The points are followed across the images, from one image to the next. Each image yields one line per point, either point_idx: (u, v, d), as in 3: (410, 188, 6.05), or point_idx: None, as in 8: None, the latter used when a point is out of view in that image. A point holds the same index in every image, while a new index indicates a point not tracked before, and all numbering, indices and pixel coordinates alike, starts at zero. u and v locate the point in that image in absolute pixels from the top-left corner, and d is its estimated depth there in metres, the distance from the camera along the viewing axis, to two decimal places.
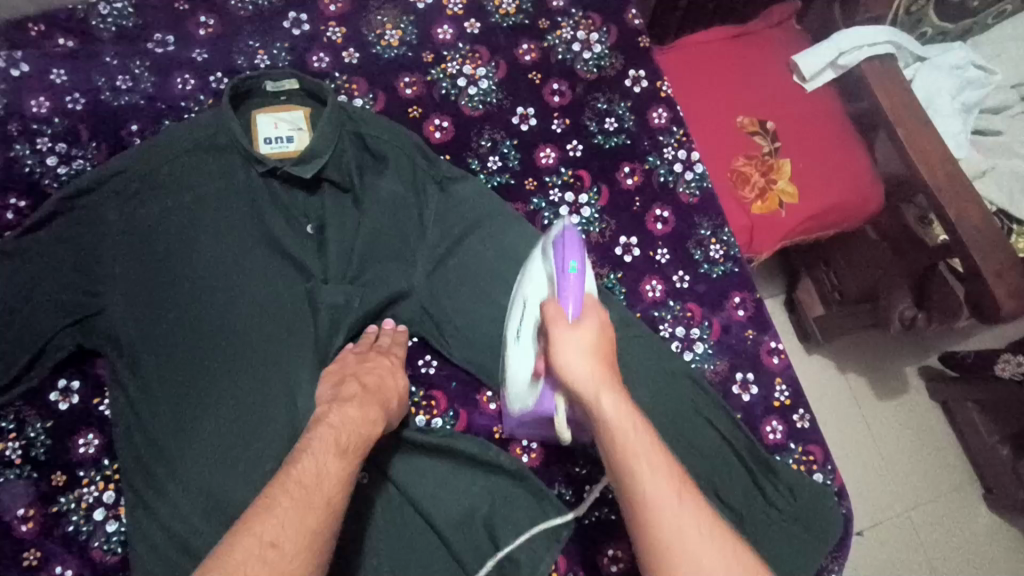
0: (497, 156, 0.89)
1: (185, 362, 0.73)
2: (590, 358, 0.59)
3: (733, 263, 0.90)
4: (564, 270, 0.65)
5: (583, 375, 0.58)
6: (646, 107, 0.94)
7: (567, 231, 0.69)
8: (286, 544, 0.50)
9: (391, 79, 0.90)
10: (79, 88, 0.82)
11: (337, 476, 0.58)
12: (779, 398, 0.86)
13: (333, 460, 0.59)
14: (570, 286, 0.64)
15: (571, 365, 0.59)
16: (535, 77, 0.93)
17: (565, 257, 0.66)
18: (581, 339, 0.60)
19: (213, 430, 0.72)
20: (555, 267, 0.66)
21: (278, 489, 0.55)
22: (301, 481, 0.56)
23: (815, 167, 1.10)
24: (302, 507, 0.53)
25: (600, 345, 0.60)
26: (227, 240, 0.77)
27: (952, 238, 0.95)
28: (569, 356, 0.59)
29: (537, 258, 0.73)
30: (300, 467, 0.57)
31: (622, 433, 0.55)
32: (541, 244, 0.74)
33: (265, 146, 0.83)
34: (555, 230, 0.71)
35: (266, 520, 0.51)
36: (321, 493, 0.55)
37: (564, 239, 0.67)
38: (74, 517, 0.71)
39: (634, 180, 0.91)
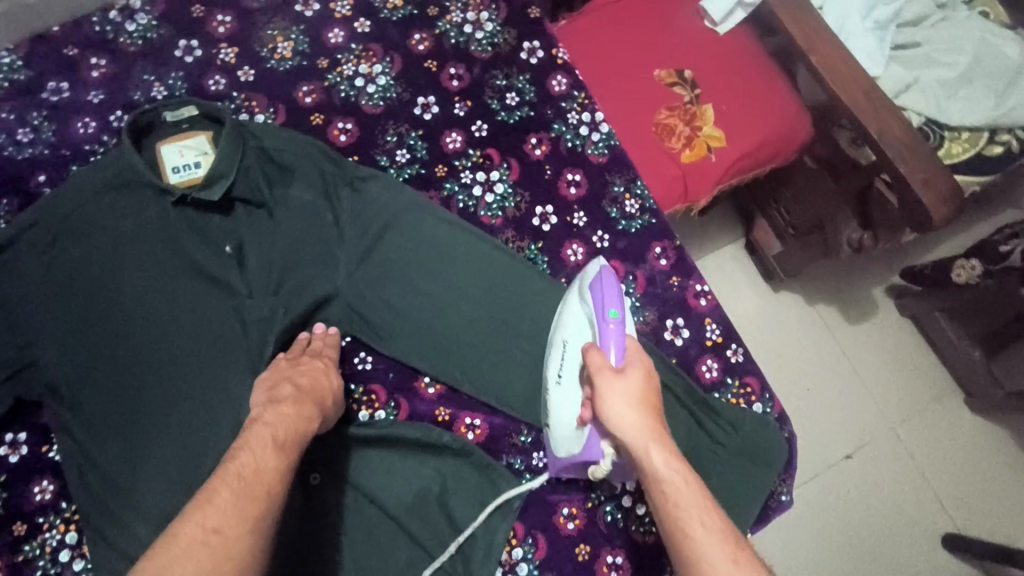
0: (404, 149, 0.91)
1: (126, 399, 0.75)
2: (636, 408, 0.63)
3: (650, 214, 0.92)
4: (604, 318, 0.72)
5: (632, 427, 0.62)
6: (545, 76, 0.96)
7: (604, 276, 0.76)
8: (228, 531, 0.51)
9: (290, 90, 0.92)
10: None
11: (275, 467, 0.59)
12: (711, 337, 0.89)
13: (270, 454, 0.60)
14: (614, 333, 0.71)
15: (619, 415, 0.63)
16: (431, 64, 0.95)
17: (605, 304, 0.73)
18: (626, 388, 0.64)
19: (162, 458, 0.74)
20: (596, 314, 0.73)
21: (216, 484, 0.55)
22: (239, 474, 0.56)
23: (740, 107, 1.08)
24: (242, 499, 0.54)
25: (644, 395, 0.64)
26: (150, 273, 0.79)
27: (879, 154, 0.97)
28: (616, 405, 0.63)
29: (572, 302, 0.80)
30: (238, 461, 0.58)
31: (672, 489, 0.58)
32: (577, 286, 0.81)
33: (174, 175, 0.83)
34: (589, 271, 0.80)
35: (206, 510, 0.52)
36: (261, 483, 0.56)
37: (602, 284, 0.76)
38: (40, 562, 0.73)
39: (542, 150, 0.93)
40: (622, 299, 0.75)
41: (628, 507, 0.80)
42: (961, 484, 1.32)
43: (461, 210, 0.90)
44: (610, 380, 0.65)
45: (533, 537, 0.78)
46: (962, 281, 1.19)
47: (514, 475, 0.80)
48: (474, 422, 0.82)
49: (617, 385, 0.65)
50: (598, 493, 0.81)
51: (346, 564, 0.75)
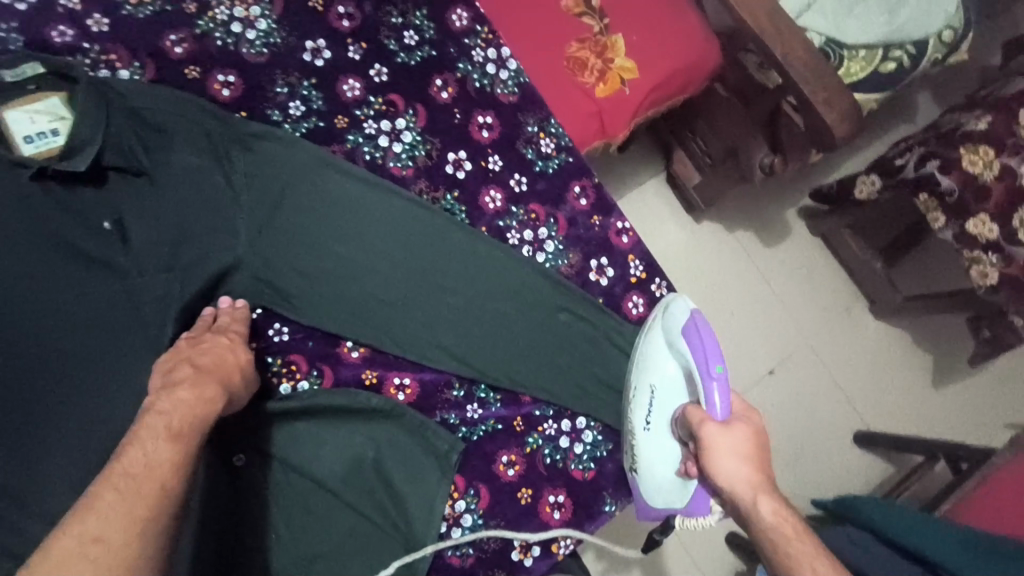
0: (298, 101, 0.83)
1: (4, 402, 0.67)
2: (743, 459, 0.67)
3: (567, 154, 0.90)
4: (709, 374, 0.72)
5: (738, 479, 0.66)
6: (444, 11, 0.91)
7: (699, 324, 0.77)
8: (113, 538, 0.46)
9: (155, 39, 0.81)
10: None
11: (170, 460, 0.54)
12: (635, 274, 0.89)
13: (166, 445, 0.55)
14: (718, 388, 0.72)
15: (727, 467, 0.67)
16: (317, 3, 0.86)
17: (708, 360, 0.73)
18: (733, 441, 0.68)
19: (58, 460, 0.68)
20: (700, 371, 0.73)
21: (102, 487, 0.50)
22: (127, 474, 0.51)
23: (647, 36, 1.05)
24: (130, 499, 0.49)
25: (751, 447, 0.68)
26: (9, 257, 0.68)
27: (785, 78, 0.98)
28: (723, 456, 0.68)
29: (658, 345, 0.82)
30: (127, 459, 0.53)
31: (780, 541, 0.62)
32: (662, 325, 0.82)
33: (29, 146, 0.73)
34: (679, 315, 0.80)
35: (88, 517, 0.47)
36: (153, 480, 0.52)
37: (701, 333, 0.76)
38: None
39: (450, 92, 0.88)
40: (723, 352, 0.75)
41: (565, 447, 0.82)
42: (870, 386, 1.44)
43: (369, 162, 0.84)
44: (716, 431, 0.69)
45: (474, 488, 0.78)
46: (863, 197, 1.24)
47: (450, 430, 0.79)
48: (403, 381, 0.80)
49: (726, 438, 0.68)
50: (536, 436, 0.81)
51: (284, 542, 0.73)
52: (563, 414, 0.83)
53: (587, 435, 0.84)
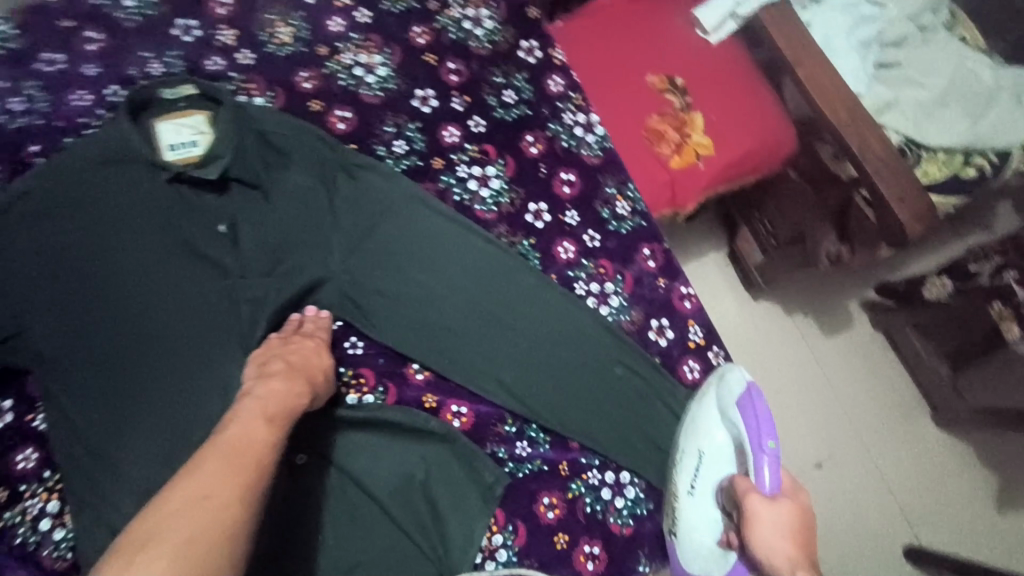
0: (402, 140, 0.92)
1: (115, 373, 0.76)
2: (786, 536, 0.68)
3: (639, 217, 0.95)
4: (762, 448, 0.73)
5: (778, 554, 0.67)
6: (542, 76, 1.00)
7: (755, 395, 0.78)
8: (218, 497, 0.52)
9: (289, 74, 0.92)
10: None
11: (265, 440, 0.60)
12: (694, 339, 0.91)
13: (263, 427, 0.61)
14: (769, 463, 0.73)
15: (768, 540, 0.68)
16: (431, 58, 0.97)
17: (762, 433, 0.74)
18: (778, 517, 0.68)
19: (147, 431, 0.75)
20: (752, 443, 0.74)
21: (209, 453, 0.56)
22: (229, 445, 0.57)
23: (727, 117, 1.11)
24: (232, 465, 0.55)
25: (795, 527, 0.68)
26: (144, 247, 0.79)
27: (860, 172, 1.00)
28: (765, 529, 0.68)
29: (710, 412, 0.83)
30: (230, 433, 0.59)
31: None
32: (717, 394, 0.83)
33: (171, 153, 0.83)
34: (735, 385, 0.81)
35: (196, 477, 0.53)
36: (250, 454, 0.57)
37: (757, 407, 0.76)
38: (21, 530, 0.72)
39: (538, 148, 0.95)
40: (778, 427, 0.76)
41: (607, 499, 0.83)
42: (926, 495, 1.37)
43: (456, 202, 0.91)
44: (762, 503, 0.69)
45: (513, 524, 0.79)
46: (932, 297, 1.25)
47: (497, 463, 0.81)
48: (460, 409, 0.84)
49: (772, 511, 0.69)
50: (579, 484, 0.82)
51: (328, 545, 0.76)
52: (608, 466, 0.85)
53: (629, 490, 0.84)
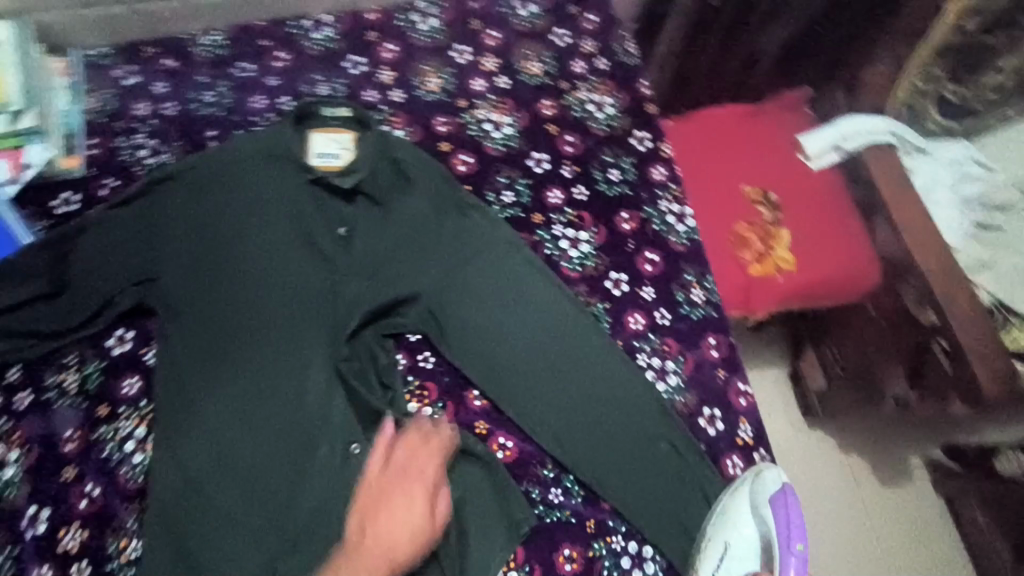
0: (511, 192, 1.02)
1: (222, 331, 0.87)
2: None
3: (712, 308, 1.00)
4: (790, 549, 0.82)
5: None
6: (647, 164, 1.08)
7: (790, 499, 0.85)
8: None
9: (429, 117, 1.06)
10: (169, 79, 1.05)
11: (402, 546, 0.73)
12: (742, 436, 0.93)
13: (405, 539, 0.73)
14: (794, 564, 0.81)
15: None
16: (552, 128, 1.08)
17: (792, 537, 0.82)
18: None
19: (233, 389, 0.85)
20: (783, 544, 0.82)
21: (363, 549, 0.71)
22: (376, 541, 0.72)
23: (813, 239, 1.16)
24: (372, 565, 0.70)
25: None
26: (273, 232, 0.91)
27: (942, 322, 1.05)
28: None
29: (739, 506, 0.85)
30: (376, 529, 0.73)
31: None
32: (748, 489, 0.86)
33: (316, 159, 0.94)
34: (768, 486, 0.86)
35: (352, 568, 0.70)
36: (389, 558, 0.71)
37: (785, 514, 0.84)
38: (108, 445, 0.84)
39: (630, 225, 1.03)
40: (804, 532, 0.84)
41: (625, 567, 0.84)
42: None
43: (546, 256, 0.99)
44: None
45: (530, 565, 0.83)
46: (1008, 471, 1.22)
47: (529, 502, 0.85)
48: (506, 442, 0.89)
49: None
50: (602, 544, 0.85)
51: None
52: (633, 536, 0.86)
53: (649, 565, 0.85)
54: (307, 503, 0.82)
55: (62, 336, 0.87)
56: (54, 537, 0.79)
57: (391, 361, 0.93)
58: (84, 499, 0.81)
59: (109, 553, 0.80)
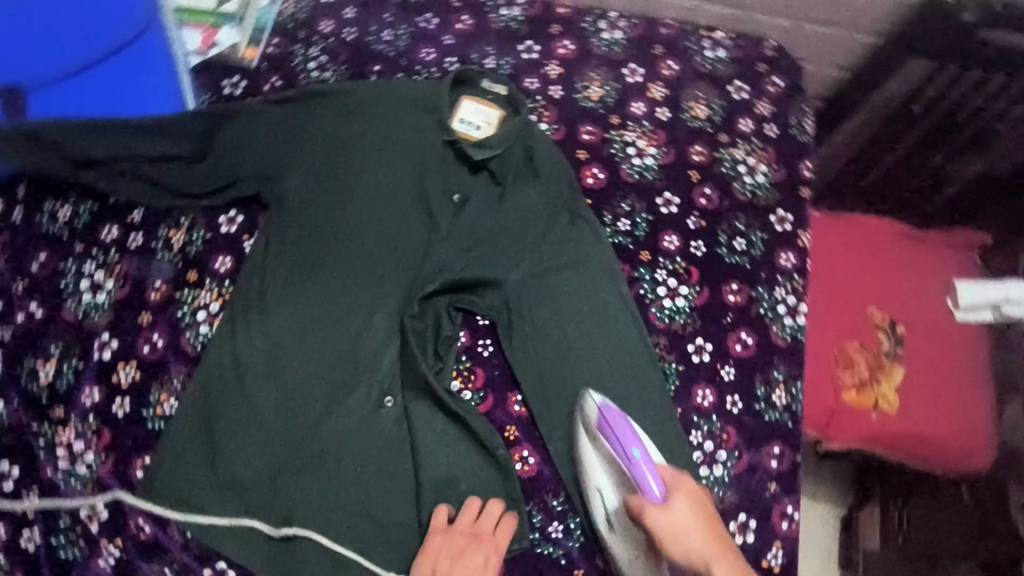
0: (628, 220, 0.99)
1: (315, 248, 0.90)
2: (695, 532, 0.70)
3: (789, 416, 0.91)
4: (631, 459, 0.76)
5: (695, 552, 0.69)
6: (778, 245, 1.01)
7: (608, 415, 0.80)
8: None
9: (577, 122, 1.05)
10: (358, 8, 1.12)
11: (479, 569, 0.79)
12: (768, 560, 0.86)
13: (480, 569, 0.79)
14: (647, 469, 0.74)
15: (683, 547, 0.70)
16: (694, 174, 1.03)
17: (625, 444, 0.77)
18: (677, 520, 0.71)
19: (306, 303, 0.88)
20: (621, 459, 0.76)
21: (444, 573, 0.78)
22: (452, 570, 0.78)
23: (928, 391, 1.05)
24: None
25: (696, 521, 0.71)
26: (394, 177, 0.94)
27: None
28: (678, 540, 0.70)
29: (584, 444, 0.82)
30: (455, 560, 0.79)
31: None
32: (582, 425, 0.83)
33: (457, 123, 0.97)
34: (590, 410, 0.83)
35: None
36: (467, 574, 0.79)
37: (614, 425, 0.79)
38: (184, 308, 0.90)
39: (736, 299, 0.96)
40: (635, 431, 0.79)
41: None
42: None
43: (638, 295, 0.95)
44: (657, 517, 0.71)
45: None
46: None
47: (527, 525, 0.83)
48: (528, 458, 0.86)
49: (670, 519, 0.71)
50: None
51: (360, 482, 0.83)
52: None
53: None
54: (326, 433, 0.84)
55: (187, 198, 0.94)
56: (114, 368, 0.86)
57: (452, 336, 0.91)
58: (147, 346, 0.87)
59: (149, 401, 0.85)
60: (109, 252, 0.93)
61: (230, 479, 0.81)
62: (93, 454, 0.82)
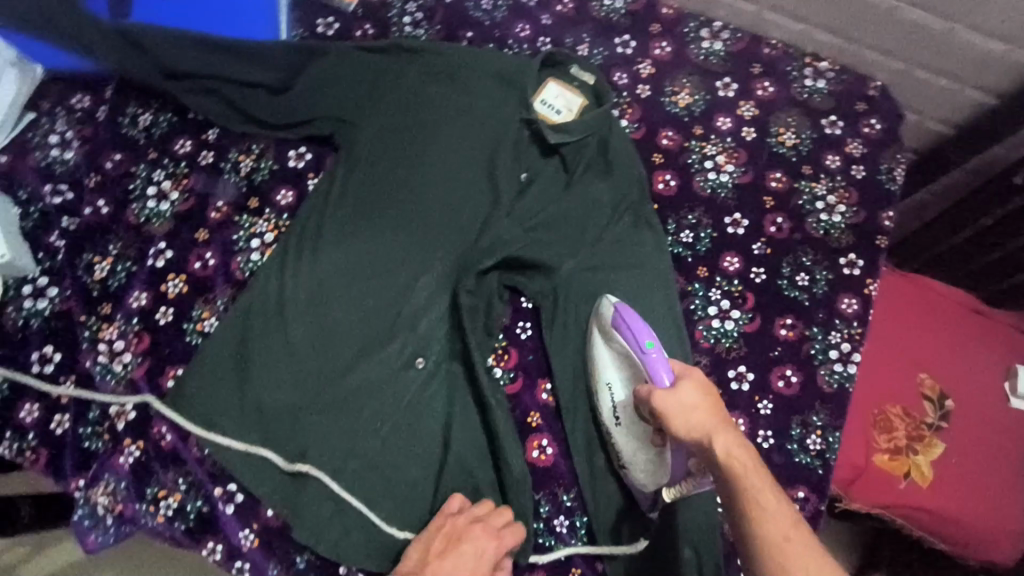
0: (692, 233, 0.97)
1: (376, 200, 0.90)
2: (700, 409, 0.68)
3: (822, 464, 0.87)
4: (643, 350, 0.76)
5: (697, 428, 0.67)
6: (842, 288, 0.96)
7: (624, 313, 0.81)
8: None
9: (659, 125, 1.03)
10: None
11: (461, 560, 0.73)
12: None
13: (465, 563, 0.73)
14: (658, 358, 0.74)
15: (685, 425, 0.68)
16: (769, 200, 1.00)
17: (638, 338, 0.77)
18: (682, 399, 0.69)
19: (356, 252, 0.88)
20: (634, 349, 0.77)
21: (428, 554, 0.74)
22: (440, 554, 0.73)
23: (967, 473, 0.99)
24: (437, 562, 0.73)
25: (702, 400, 0.69)
26: (467, 144, 0.93)
27: None
28: (681, 418, 0.68)
29: (598, 343, 0.83)
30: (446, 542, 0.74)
31: (740, 468, 0.64)
32: (597, 327, 0.84)
33: (539, 104, 0.96)
34: (606, 311, 0.83)
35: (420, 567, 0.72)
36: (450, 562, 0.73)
37: (628, 321, 0.80)
38: (239, 232, 0.91)
39: (788, 334, 0.93)
40: (649, 325, 0.79)
41: None
42: None
43: (688, 310, 0.93)
44: (663, 397, 0.69)
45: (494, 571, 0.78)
46: None
47: (534, 514, 0.81)
48: (546, 447, 0.84)
49: (677, 400, 0.69)
50: None
51: (377, 436, 0.83)
52: None
53: None
54: (353, 380, 0.84)
55: (262, 127, 0.95)
56: (165, 277, 0.88)
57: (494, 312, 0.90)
58: (199, 262, 0.89)
59: (191, 315, 0.86)
60: (179, 164, 0.95)
61: (252, 407, 0.81)
62: (129, 355, 0.84)
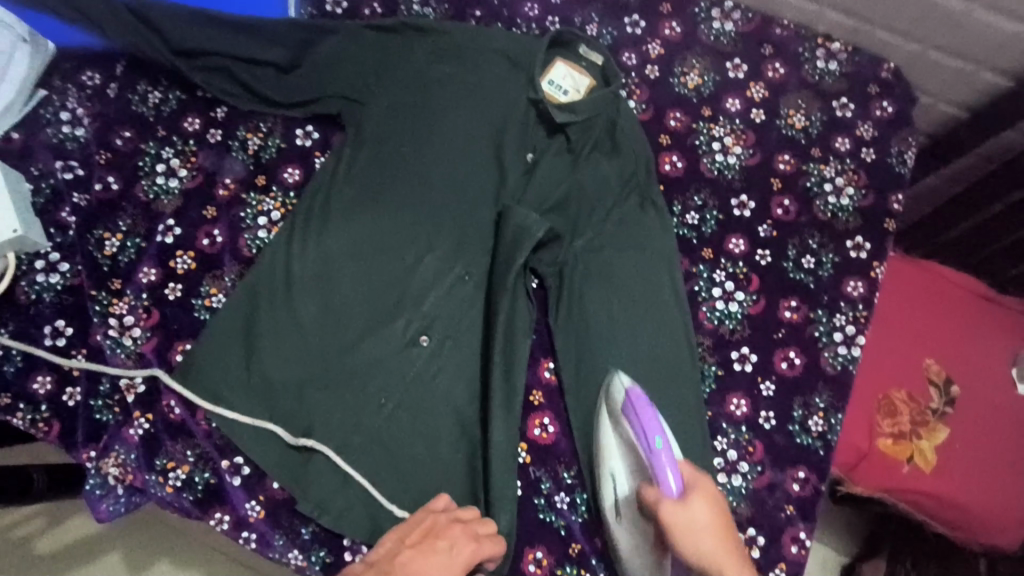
0: (697, 214, 0.97)
1: (382, 178, 0.91)
2: (711, 534, 0.67)
3: (823, 445, 0.88)
4: (652, 449, 0.72)
5: (706, 556, 0.66)
6: (848, 271, 0.96)
7: (635, 399, 0.77)
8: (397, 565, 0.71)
9: (667, 107, 1.02)
10: None
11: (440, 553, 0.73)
12: None
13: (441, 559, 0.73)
14: (669, 462, 0.71)
15: (694, 545, 0.67)
16: (776, 182, 0.99)
17: (647, 434, 0.73)
18: (693, 519, 0.68)
19: (362, 230, 0.89)
20: (642, 448, 0.73)
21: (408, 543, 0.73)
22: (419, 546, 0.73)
23: (970, 457, 0.99)
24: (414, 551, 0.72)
25: (711, 521, 0.68)
26: (474, 124, 0.93)
27: None
28: (692, 539, 0.67)
29: (605, 426, 0.81)
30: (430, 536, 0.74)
31: None
32: (606, 408, 0.82)
33: (546, 84, 0.96)
34: (617, 392, 0.80)
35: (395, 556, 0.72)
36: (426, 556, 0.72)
37: (639, 410, 0.75)
38: (247, 210, 0.92)
39: (792, 316, 0.93)
40: (659, 416, 0.75)
41: None
42: None
43: (692, 291, 0.93)
44: (673, 511, 0.68)
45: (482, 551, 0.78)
46: None
47: (534, 489, 0.83)
48: (547, 425, 0.86)
49: (688, 517, 0.68)
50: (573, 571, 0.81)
51: (383, 411, 0.85)
52: None
53: None
54: (361, 355, 0.86)
55: (268, 104, 0.95)
56: (174, 253, 0.89)
57: None
58: (207, 239, 0.90)
59: (200, 291, 0.88)
60: (188, 142, 0.95)
61: (261, 381, 0.83)
62: (140, 330, 0.86)
